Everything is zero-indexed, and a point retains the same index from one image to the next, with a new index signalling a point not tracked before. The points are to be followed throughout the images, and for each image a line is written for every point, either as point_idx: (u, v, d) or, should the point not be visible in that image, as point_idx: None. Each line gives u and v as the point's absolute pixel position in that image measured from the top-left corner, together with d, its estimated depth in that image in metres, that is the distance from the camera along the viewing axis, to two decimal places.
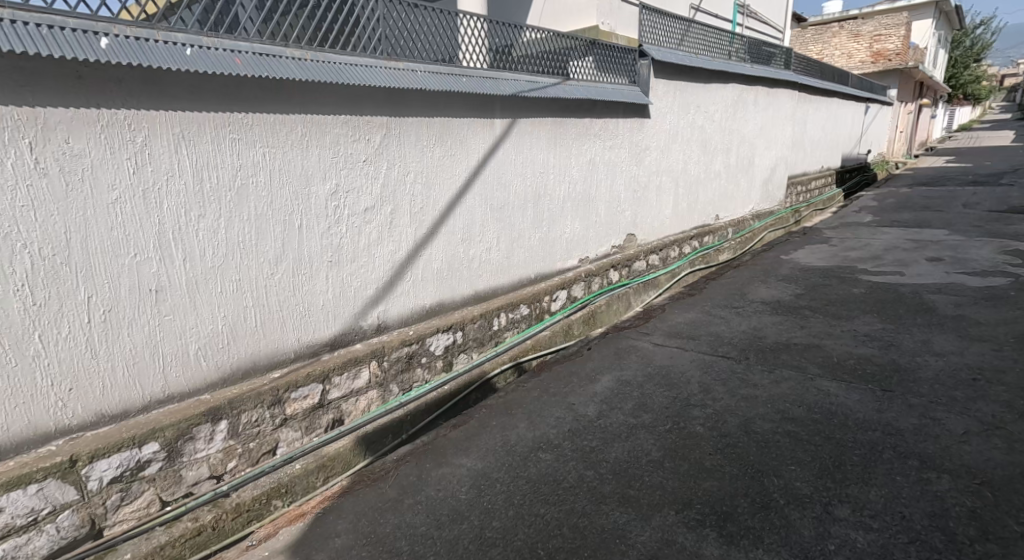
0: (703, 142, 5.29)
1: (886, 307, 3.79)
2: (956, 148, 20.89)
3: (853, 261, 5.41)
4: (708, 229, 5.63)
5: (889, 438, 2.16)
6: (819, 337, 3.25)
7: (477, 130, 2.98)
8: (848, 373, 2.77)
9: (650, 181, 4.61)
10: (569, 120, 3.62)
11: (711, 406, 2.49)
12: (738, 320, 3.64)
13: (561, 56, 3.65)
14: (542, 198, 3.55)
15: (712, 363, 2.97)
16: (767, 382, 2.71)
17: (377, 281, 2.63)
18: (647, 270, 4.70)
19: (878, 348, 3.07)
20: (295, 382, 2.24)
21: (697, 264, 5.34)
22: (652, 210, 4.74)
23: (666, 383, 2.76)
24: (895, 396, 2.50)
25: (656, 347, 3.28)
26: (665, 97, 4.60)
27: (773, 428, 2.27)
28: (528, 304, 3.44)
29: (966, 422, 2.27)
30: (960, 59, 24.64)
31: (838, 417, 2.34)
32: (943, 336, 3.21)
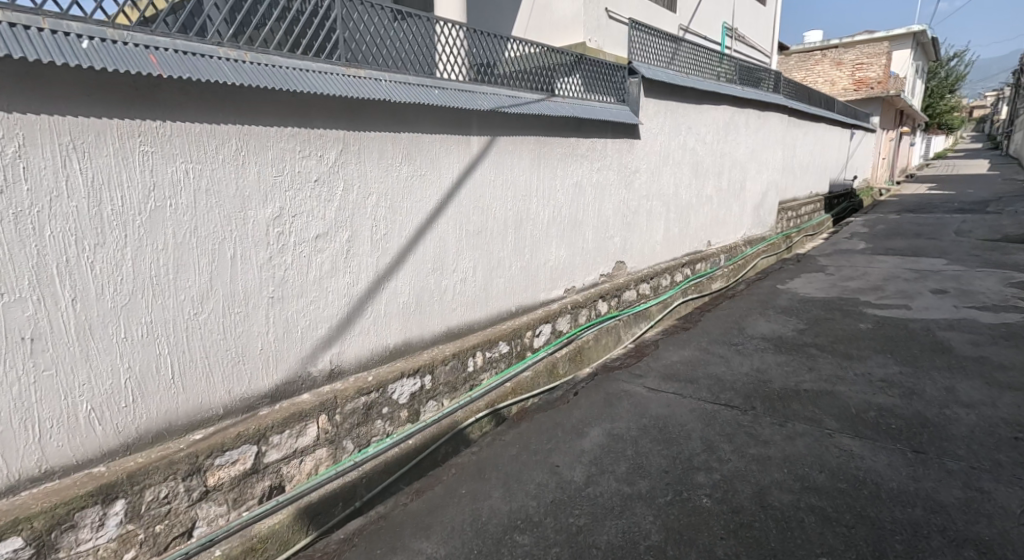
0: (695, 165, 5.04)
1: (896, 348, 3.80)
2: (938, 176, 21.25)
3: (854, 294, 5.33)
4: (701, 256, 5.34)
5: (932, 518, 1.97)
6: (831, 382, 3.15)
7: (450, 148, 2.64)
8: (869, 428, 2.62)
9: (640, 206, 4.32)
10: (553, 139, 3.32)
11: (718, 471, 2.29)
12: (739, 361, 3.58)
13: (546, 72, 3.36)
14: (525, 223, 3.22)
15: (713, 414, 2.81)
16: (779, 438, 2.54)
17: (331, 319, 2.24)
18: (638, 301, 4.38)
19: (899, 397, 2.95)
20: (219, 447, 1.83)
21: (690, 293, 5.06)
22: (643, 236, 4.43)
23: (665, 441, 2.56)
24: (931, 460, 2.33)
25: (650, 394, 3.14)
26: (655, 117, 4.33)
27: (794, 503, 2.06)
28: (507, 342, 3.06)
29: (1019, 496, 2.07)
30: (937, 90, 25.25)
31: (868, 487, 2.15)
32: (969, 384, 3.11)
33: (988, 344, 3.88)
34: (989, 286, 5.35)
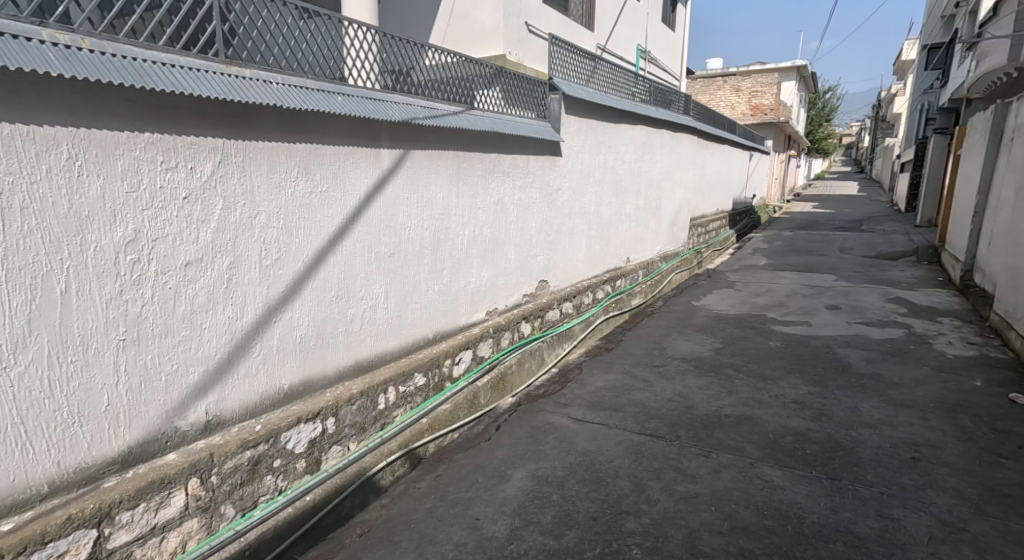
0: (615, 184, 5.05)
1: (806, 366, 4.07)
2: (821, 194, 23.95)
3: (762, 309, 5.68)
4: (621, 272, 5.35)
5: (854, 553, 2.13)
6: (749, 407, 3.40)
7: (357, 163, 2.36)
8: (788, 455, 2.83)
9: (563, 224, 4.22)
10: (473, 154, 3.12)
11: (648, 516, 2.36)
12: (663, 385, 3.73)
13: (465, 83, 3.16)
14: (442, 244, 2.98)
15: (641, 447, 2.91)
16: (705, 472, 2.69)
17: (207, 361, 1.88)
18: (561, 320, 4.26)
19: (812, 420, 3.23)
20: (37, 540, 1.45)
21: (611, 311, 5.05)
22: (565, 254, 4.33)
23: (596, 482, 2.59)
24: (846, 488, 2.54)
25: (576, 425, 3.16)
26: (576, 134, 4.26)
27: (724, 547, 2.17)
28: (423, 373, 2.79)
29: (926, 523, 2.29)
30: (818, 118, 28.11)
31: (794, 523, 2.30)
32: (870, 403, 3.44)
33: (878, 359, 4.19)
34: (874, 301, 5.89)
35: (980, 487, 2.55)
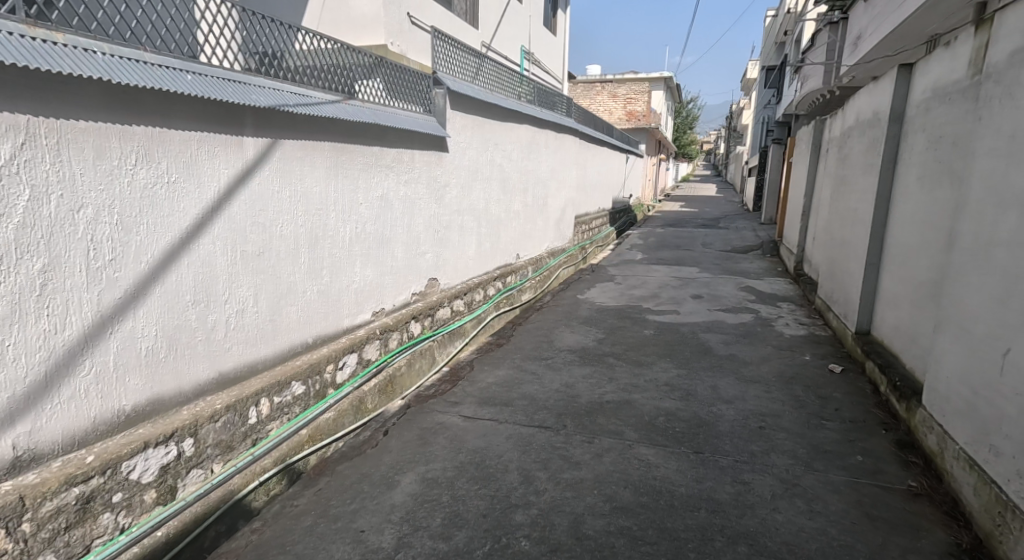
0: (503, 181, 5.07)
1: (677, 351, 4.39)
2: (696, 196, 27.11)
3: (638, 300, 6.06)
4: (511, 268, 5.40)
5: (716, 519, 2.32)
6: (628, 392, 3.59)
7: (213, 151, 2.11)
8: (661, 435, 3.03)
9: (451, 221, 4.15)
10: (353, 146, 2.94)
11: (536, 506, 2.38)
12: (551, 377, 3.82)
13: (343, 72, 2.97)
14: (321, 241, 2.77)
15: (530, 438, 2.94)
16: (589, 457, 2.78)
17: (14, 385, 1.56)
18: (452, 319, 4.19)
19: (680, 400, 3.49)
20: None
21: (501, 307, 5.08)
22: (455, 251, 4.26)
23: (483, 478, 2.57)
24: (708, 460, 2.78)
25: (466, 422, 3.11)
26: (462, 130, 4.20)
27: (606, 527, 2.26)
28: (301, 382, 2.57)
29: (771, 484, 2.58)
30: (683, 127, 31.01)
31: (665, 497, 2.47)
32: (728, 381, 3.79)
33: (734, 342, 4.64)
34: (729, 290, 6.54)
35: (811, 447, 2.93)
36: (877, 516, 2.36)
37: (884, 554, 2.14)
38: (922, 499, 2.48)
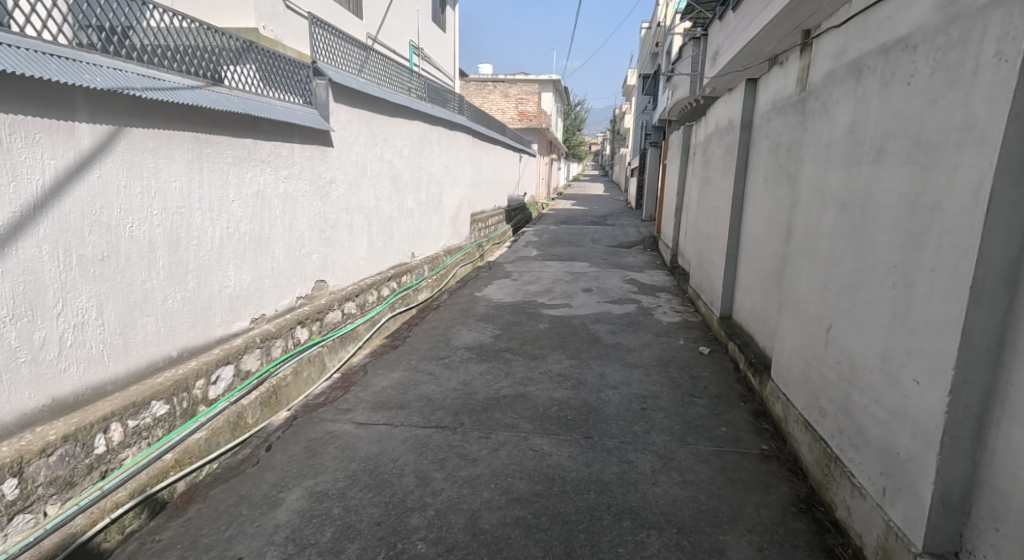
0: (394, 178, 4.93)
1: (569, 342, 4.57)
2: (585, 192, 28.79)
3: (533, 295, 6.21)
4: (405, 267, 5.28)
5: (603, 499, 2.46)
6: (523, 385, 3.67)
7: (32, 139, 1.84)
8: (554, 424, 3.14)
9: (339, 220, 3.96)
10: (219, 138, 2.69)
11: (433, 507, 2.36)
12: (448, 376, 3.80)
13: (205, 56, 2.71)
14: (185, 242, 2.51)
15: (426, 439, 2.91)
16: (485, 453, 2.81)
17: None
18: (343, 322, 4.01)
19: (571, 389, 3.64)
20: None
21: (397, 307, 4.96)
22: (344, 251, 4.07)
23: (374, 485, 2.49)
24: (596, 443, 2.93)
25: (358, 429, 3.00)
26: (348, 124, 4.02)
27: (501, 520, 2.30)
28: (164, 401, 2.33)
29: (651, 460, 2.78)
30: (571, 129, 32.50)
31: (557, 483, 2.56)
32: (614, 368, 4.02)
33: (620, 331, 4.93)
34: (615, 283, 6.93)
35: (685, 423, 3.19)
36: (737, 479, 2.64)
37: (743, 512, 2.39)
38: (772, 460, 2.81)
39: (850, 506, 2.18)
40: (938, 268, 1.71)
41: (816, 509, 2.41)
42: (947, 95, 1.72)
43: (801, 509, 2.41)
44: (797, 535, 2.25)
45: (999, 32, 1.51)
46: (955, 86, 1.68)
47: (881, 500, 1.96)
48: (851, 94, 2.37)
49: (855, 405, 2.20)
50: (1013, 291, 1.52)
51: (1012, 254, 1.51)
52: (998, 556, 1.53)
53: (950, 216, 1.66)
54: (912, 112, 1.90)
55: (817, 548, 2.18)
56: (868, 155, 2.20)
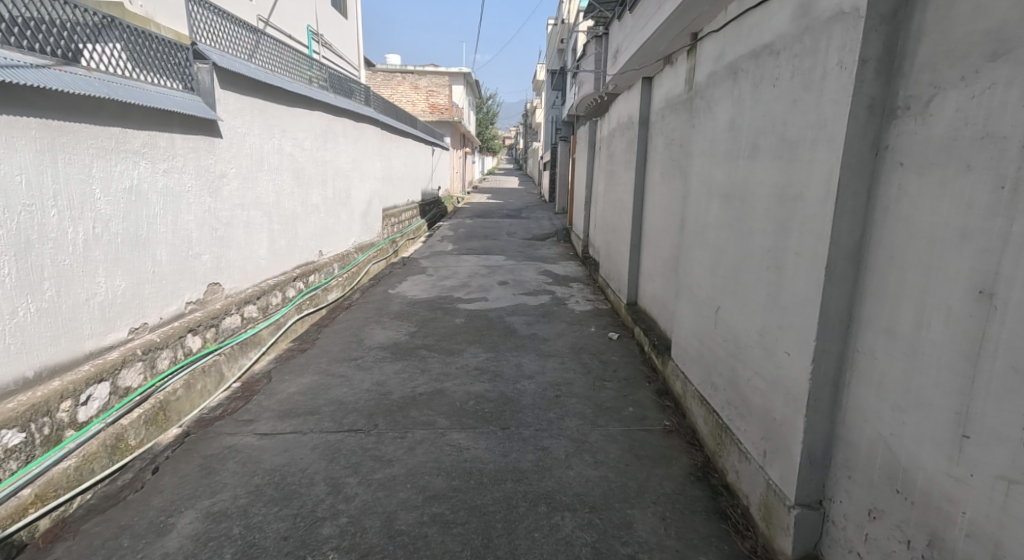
0: (296, 172, 4.68)
1: (485, 336, 4.61)
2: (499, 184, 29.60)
3: (448, 290, 6.19)
4: (313, 267, 5.05)
5: (519, 486, 2.52)
6: (439, 381, 3.66)
7: None
8: (470, 417, 3.16)
9: (234, 217, 3.70)
10: (77, 125, 2.42)
11: (345, 514, 2.30)
12: (362, 377, 3.70)
13: (53, 31, 2.41)
14: (38, 246, 2.24)
15: (338, 445, 2.82)
16: (401, 453, 2.77)
17: None
18: (243, 327, 3.77)
19: (488, 382, 3.68)
20: None
21: (305, 309, 4.74)
22: (242, 251, 3.81)
23: (280, 498, 2.38)
24: (513, 433, 2.99)
25: (262, 440, 2.85)
26: (239, 115, 3.75)
27: (418, 519, 2.29)
28: (17, 429, 2.08)
29: (565, 445, 2.89)
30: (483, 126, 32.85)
31: (475, 476, 2.59)
32: (530, 358, 4.12)
33: (535, 322, 5.04)
34: (530, 275, 7.06)
35: (596, 406, 3.34)
36: (643, 455, 2.81)
37: (648, 486, 2.55)
38: (673, 434, 3.01)
39: (738, 470, 2.40)
40: (801, 252, 1.91)
41: (711, 476, 2.62)
42: (805, 97, 1.92)
43: (698, 477, 2.62)
44: (695, 501, 2.44)
45: (841, 43, 1.70)
46: (810, 89, 1.88)
47: (763, 462, 2.18)
48: (730, 94, 2.58)
49: (740, 379, 2.42)
50: (858, 270, 1.74)
51: (856, 238, 1.73)
52: (851, 500, 1.75)
53: (809, 206, 1.86)
54: (778, 112, 2.10)
55: (712, 511, 2.38)
56: (745, 150, 2.40)
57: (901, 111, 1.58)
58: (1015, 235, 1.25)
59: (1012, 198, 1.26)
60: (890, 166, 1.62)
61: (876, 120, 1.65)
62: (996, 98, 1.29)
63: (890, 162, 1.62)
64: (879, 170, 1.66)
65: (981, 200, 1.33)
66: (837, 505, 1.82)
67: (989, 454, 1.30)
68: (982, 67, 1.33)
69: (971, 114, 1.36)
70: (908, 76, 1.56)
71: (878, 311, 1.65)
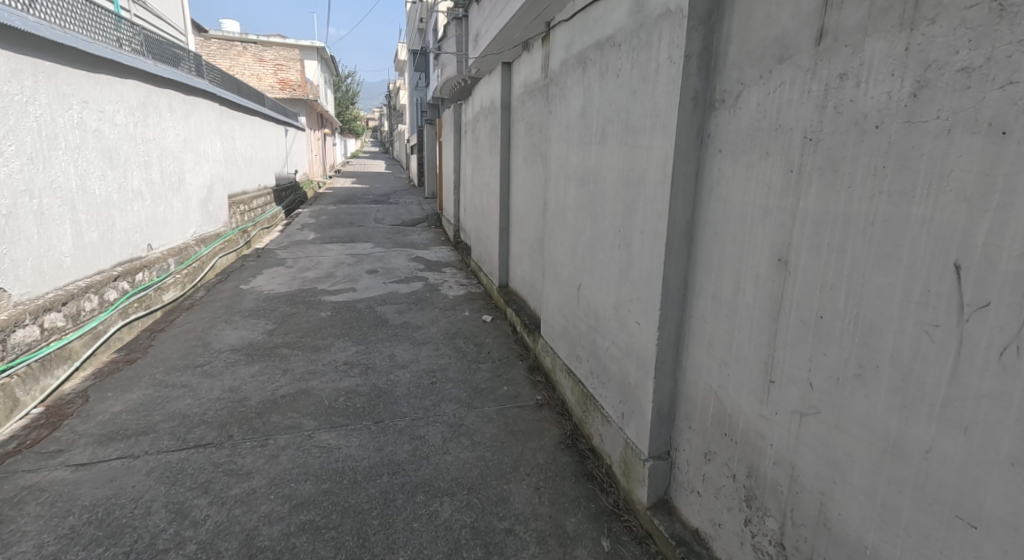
0: (106, 151, 4.00)
1: (353, 328, 4.39)
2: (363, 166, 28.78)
3: (311, 282, 5.80)
4: (141, 264, 4.39)
5: (395, 479, 2.44)
6: (303, 380, 3.42)
7: None
8: (339, 415, 3.00)
9: (17, 206, 3.05)
10: None
11: (195, 541, 2.05)
12: (210, 384, 3.32)
13: None
14: None
15: (182, 464, 2.50)
16: (261, 463, 2.54)
17: None
18: (44, 341, 3.17)
19: (359, 376, 3.51)
20: None
21: (132, 313, 4.12)
22: (35, 249, 3.18)
23: (106, 536, 2.05)
24: (387, 426, 2.89)
25: (77, 472, 2.43)
26: (15, 79, 3.09)
27: (283, 531, 2.12)
28: None
29: (441, 430, 2.86)
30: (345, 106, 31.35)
31: (348, 475, 2.46)
32: (403, 347, 4.00)
33: (407, 310, 4.91)
34: (400, 262, 6.87)
35: (471, 389, 3.35)
36: (517, 430, 2.88)
37: (523, 459, 2.62)
38: (544, 408, 3.12)
39: (601, 433, 2.54)
40: (645, 230, 2.05)
41: (578, 442, 2.76)
42: (642, 88, 2.04)
43: (567, 445, 2.75)
44: (565, 468, 2.56)
45: (669, 40, 1.83)
46: (646, 80, 2.00)
47: (621, 424, 2.33)
48: (580, 82, 2.68)
49: (600, 349, 2.56)
50: (691, 245, 1.91)
51: (688, 216, 1.89)
52: (691, 448, 1.94)
53: (649, 188, 2.00)
54: (622, 101, 2.22)
55: (579, 475, 2.51)
56: (595, 137, 2.52)
57: (718, 103, 1.74)
58: (800, 210, 1.44)
59: (798, 179, 1.44)
60: (711, 151, 1.78)
61: (699, 111, 1.80)
62: (784, 95, 1.46)
63: (711, 148, 1.78)
64: (704, 155, 1.82)
65: (777, 180, 1.51)
66: (681, 454, 2.01)
67: (786, 395, 1.50)
68: (773, 68, 1.50)
69: (767, 108, 1.53)
70: (722, 73, 1.72)
71: (707, 280, 1.83)
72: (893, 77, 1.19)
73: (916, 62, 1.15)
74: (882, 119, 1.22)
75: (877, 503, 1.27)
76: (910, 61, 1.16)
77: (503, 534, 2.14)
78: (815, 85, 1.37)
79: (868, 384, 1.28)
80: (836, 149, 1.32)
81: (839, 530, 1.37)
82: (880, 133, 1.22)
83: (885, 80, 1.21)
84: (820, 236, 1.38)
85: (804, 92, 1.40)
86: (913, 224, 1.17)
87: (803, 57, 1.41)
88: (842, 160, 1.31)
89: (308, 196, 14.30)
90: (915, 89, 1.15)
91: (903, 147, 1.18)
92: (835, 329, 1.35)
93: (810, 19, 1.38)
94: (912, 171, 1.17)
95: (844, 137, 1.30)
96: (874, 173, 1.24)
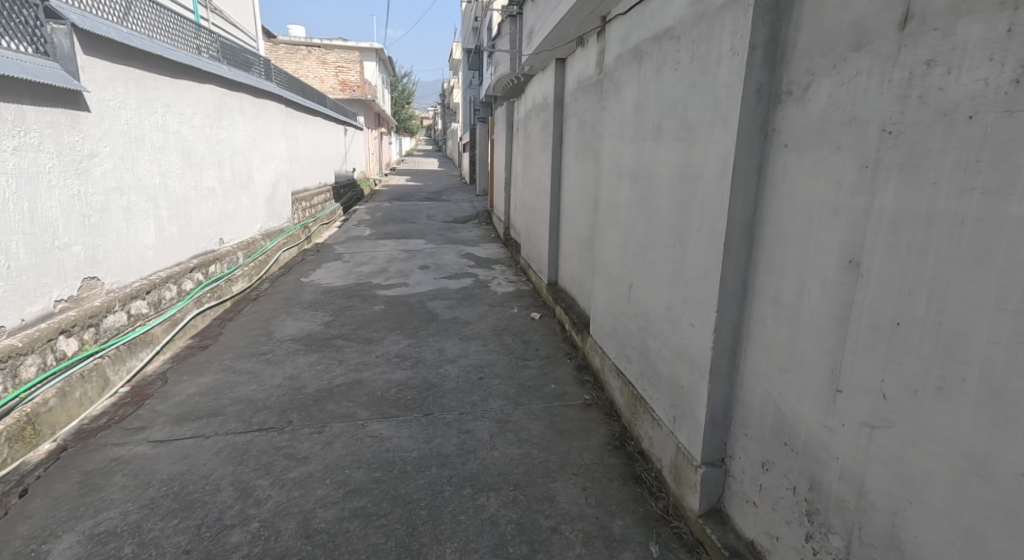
0: (185, 152, 4.27)
1: (405, 322, 4.51)
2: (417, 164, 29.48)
3: (366, 276, 5.99)
4: (213, 256, 4.67)
5: (443, 471, 2.50)
6: (358, 371, 3.55)
7: None
8: (391, 406, 3.09)
9: (109, 203, 3.30)
10: None
11: (257, 518, 2.18)
12: (271, 372, 3.50)
13: None
14: None
15: (246, 446, 2.65)
16: (318, 449, 2.66)
17: None
18: (131, 326, 3.43)
19: (410, 368, 3.61)
20: None
21: (205, 302, 4.38)
22: (124, 241, 3.44)
23: (180, 509, 2.21)
24: (435, 419, 2.96)
25: (157, 448, 2.62)
26: (109, 85, 3.34)
27: (337, 515, 2.21)
28: None
29: (488, 425, 2.90)
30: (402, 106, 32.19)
31: (398, 464, 2.54)
32: (452, 342, 4.08)
33: (457, 305, 5.00)
34: (451, 258, 6.98)
35: (518, 386, 3.38)
36: (564, 429, 2.88)
37: (570, 458, 2.63)
38: (592, 407, 3.11)
39: (651, 436, 2.51)
40: (702, 229, 2.00)
41: (627, 445, 2.74)
42: (701, 82, 2.00)
43: (615, 446, 2.73)
44: (612, 469, 2.55)
45: (733, 30, 1.78)
46: (706, 74, 1.96)
47: (672, 427, 2.30)
48: (635, 77, 2.64)
49: (651, 351, 2.52)
50: (751, 245, 1.86)
51: (748, 215, 1.84)
52: (747, 456, 1.89)
53: (707, 185, 1.96)
54: (679, 95, 2.18)
55: (627, 477, 2.49)
56: (650, 133, 2.48)
57: (785, 95, 1.68)
58: (875, 209, 1.37)
59: (873, 176, 1.38)
60: (776, 146, 1.72)
61: (763, 104, 1.75)
62: (860, 85, 1.40)
63: (776, 143, 1.72)
64: (768, 150, 1.77)
65: (848, 177, 1.45)
66: (736, 462, 1.96)
67: (855, 405, 1.44)
68: (848, 57, 1.44)
69: (840, 99, 1.47)
70: (790, 63, 1.66)
71: (769, 282, 1.77)
72: (992, 62, 1.12)
73: (1018, 46, 1.08)
74: (975, 109, 1.15)
75: (960, 527, 1.21)
76: (1012, 43, 1.09)
77: (548, 532, 2.16)
78: (898, 73, 1.31)
79: (951, 398, 1.21)
80: (920, 143, 1.26)
81: (911, 551, 1.31)
82: (973, 125, 1.16)
83: (981, 65, 1.14)
84: (896, 237, 1.32)
85: (883, 81, 1.34)
86: (1010, 224, 1.11)
87: (883, 43, 1.34)
88: (925, 154, 1.25)
89: (364, 193, 14.75)
90: (1017, 75, 1.09)
91: (1000, 138, 1.12)
92: (914, 337, 1.29)
93: (892, 4, 1.32)
94: (1010, 165, 1.10)
95: (929, 129, 1.24)
96: (964, 168, 1.18)
